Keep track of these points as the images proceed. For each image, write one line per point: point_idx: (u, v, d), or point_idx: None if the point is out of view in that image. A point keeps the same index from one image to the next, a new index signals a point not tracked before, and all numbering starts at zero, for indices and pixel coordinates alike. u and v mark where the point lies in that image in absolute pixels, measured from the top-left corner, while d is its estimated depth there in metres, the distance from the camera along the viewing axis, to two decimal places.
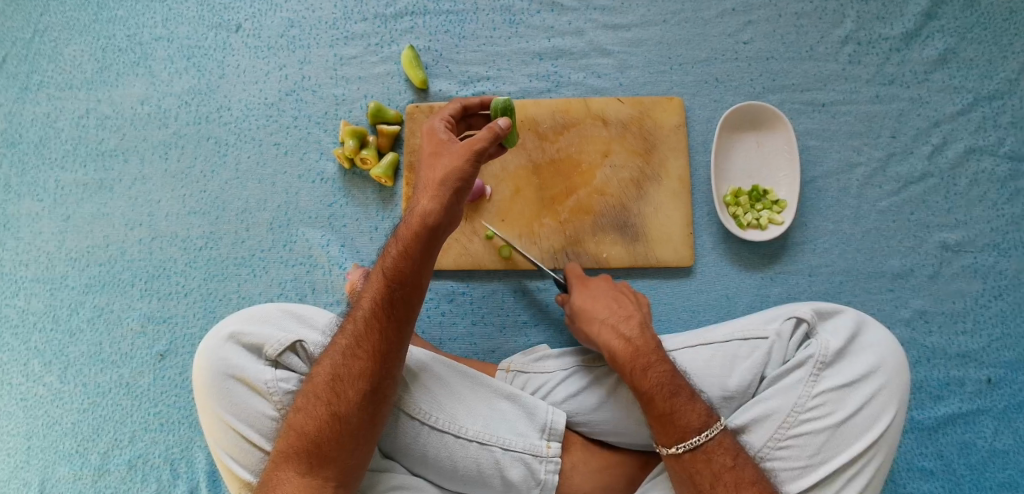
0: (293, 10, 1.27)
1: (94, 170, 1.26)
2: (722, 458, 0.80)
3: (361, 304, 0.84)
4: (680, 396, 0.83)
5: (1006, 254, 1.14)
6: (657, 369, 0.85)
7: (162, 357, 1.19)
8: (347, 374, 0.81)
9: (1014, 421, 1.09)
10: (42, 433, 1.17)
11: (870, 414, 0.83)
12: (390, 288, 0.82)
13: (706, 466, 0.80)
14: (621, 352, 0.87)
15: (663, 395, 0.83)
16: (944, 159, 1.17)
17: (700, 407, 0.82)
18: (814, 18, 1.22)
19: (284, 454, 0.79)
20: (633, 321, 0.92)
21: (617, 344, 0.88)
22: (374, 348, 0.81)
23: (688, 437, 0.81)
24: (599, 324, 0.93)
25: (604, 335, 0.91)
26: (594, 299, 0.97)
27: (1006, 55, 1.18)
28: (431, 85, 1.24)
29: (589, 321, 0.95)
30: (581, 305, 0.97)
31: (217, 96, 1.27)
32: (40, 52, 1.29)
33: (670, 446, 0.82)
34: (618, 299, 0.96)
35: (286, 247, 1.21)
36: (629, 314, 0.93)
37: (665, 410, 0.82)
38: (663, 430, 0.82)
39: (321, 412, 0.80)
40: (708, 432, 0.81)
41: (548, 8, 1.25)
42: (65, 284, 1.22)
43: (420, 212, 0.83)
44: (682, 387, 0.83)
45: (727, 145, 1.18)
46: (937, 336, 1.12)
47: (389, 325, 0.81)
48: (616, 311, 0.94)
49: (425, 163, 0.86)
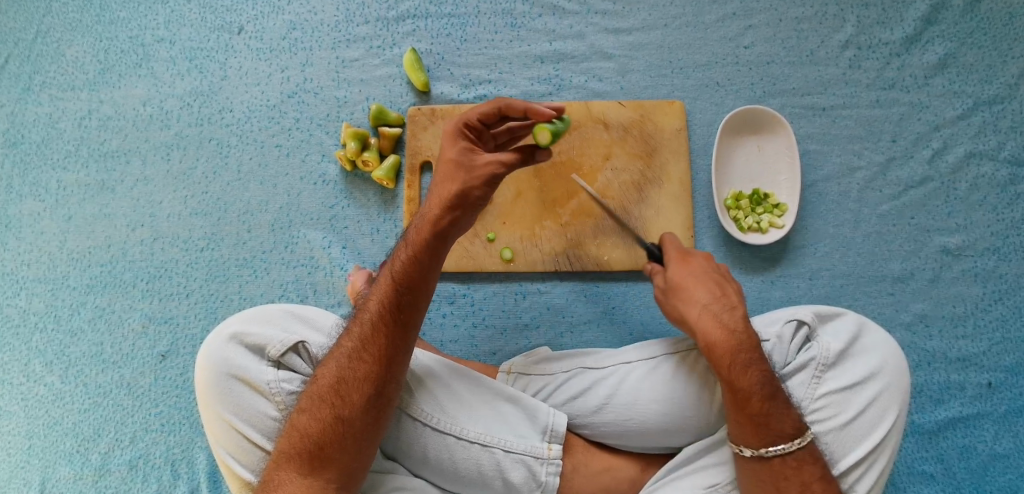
0: (295, 12, 1.28)
1: (96, 171, 1.26)
2: (811, 468, 0.79)
3: (368, 307, 0.84)
4: (777, 399, 0.80)
5: (1007, 258, 1.14)
6: (757, 369, 0.80)
7: (164, 358, 1.19)
8: (352, 377, 0.81)
9: (1014, 424, 1.09)
10: (43, 433, 1.17)
11: (873, 416, 0.84)
12: (397, 292, 0.82)
13: (795, 474, 0.79)
14: (722, 344, 0.81)
15: (761, 396, 0.79)
16: (945, 164, 1.17)
17: (794, 414, 0.80)
18: (814, 23, 1.22)
19: (285, 455, 0.79)
20: (736, 312, 0.85)
21: (717, 333, 0.82)
22: (379, 352, 0.81)
23: (779, 441, 0.79)
24: (699, 309, 0.85)
25: (704, 323, 0.83)
26: (696, 280, 0.88)
27: (1006, 60, 1.19)
28: (433, 87, 1.24)
29: (687, 303, 0.86)
30: (680, 283, 0.88)
31: (219, 98, 1.27)
32: (42, 52, 1.29)
33: (758, 448, 0.79)
34: (720, 284, 0.88)
35: (287, 249, 1.21)
36: (731, 303, 0.86)
37: (759, 412, 0.79)
38: (753, 430, 0.79)
39: (325, 415, 0.80)
40: (800, 440, 0.79)
41: (550, 11, 1.25)
42: (66, 284, 1.22)
43: (431, 220, 0.82)
44: (778, 389, 0.80)
45: (728, 149, 1.18)
46: (937, 340, 1.12)
47: (395, 329, 0.81)
48: (719, 298, 0.86)
49: (442, 170, 0.84)
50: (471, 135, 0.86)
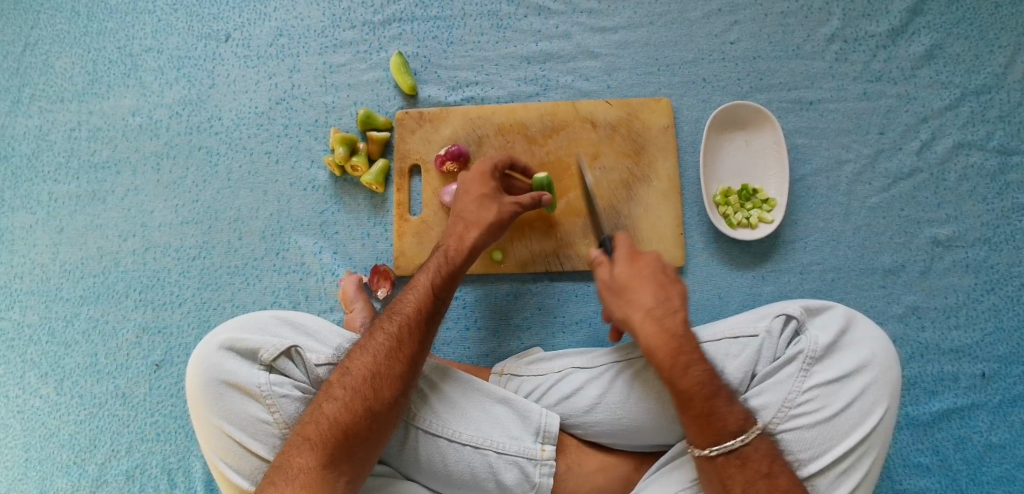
0: (282, 19, 1.28)
1: (87, 182, 1.26)
2: (757, 465, 0.78)
3: (403, 309, 0.90)
4: (718, 397, 0.80)
5: (998, 249, 1.14)
6: (697, 369, 0.82)
7: (158, 367, 1.19)
8: (387, 374, 0.84)
9: (1009, 414, 1.09)
10: (39, 445, 1.17)
11: (862, 408, 0.84)
12: (437, 301, 0.91)
13: (739, 471, 0.78)
14: (661, 350, 0.84)
15: (702, 396, 0.80)
16: (933, 154, 1.17)
17: (738, 410, 0.80)
18: (800, 17, 1.22)
19: (308, 441, 0.79)
20: (678, 316, 0.86)
21: (657, 339, 0.84)
22: (412, 354, 0.86)
23: (722, 439, 0.79)
24: (642, 314, 0.87)
25: (646, 328, 0.86)
26: (641, 280, 0.89)
27: (993, 49, 1.19)
28: (420, 91, 1.24)
29: (630, 304, 0.88)
30: (626, 283, 0.90)
31: (207, 106, 1.27)
32: (31, 65, 1.30)
33: (703, 448, 0.80)
34: (665, 287, 0.89)
35: (278, 255, 1.21)
36: (674, 306, 0.87)
37: (702, 412, 0.80)
38: (700, 430, 0.80)
39: (357, 406, 0.81)
40: (744, 437, 0.79)
41: (536, 12, 1.25)
42: (59, 296, 1.22)
43: (461, 237, 0.98)
44: (720, 388, 0.81)
45: (716, 145, 1.18)
46: (930, 331, 1.12)
47: (428, 335, 0.89)
48: (663, 302, 0.87)
49: (476, 201, 1.01)
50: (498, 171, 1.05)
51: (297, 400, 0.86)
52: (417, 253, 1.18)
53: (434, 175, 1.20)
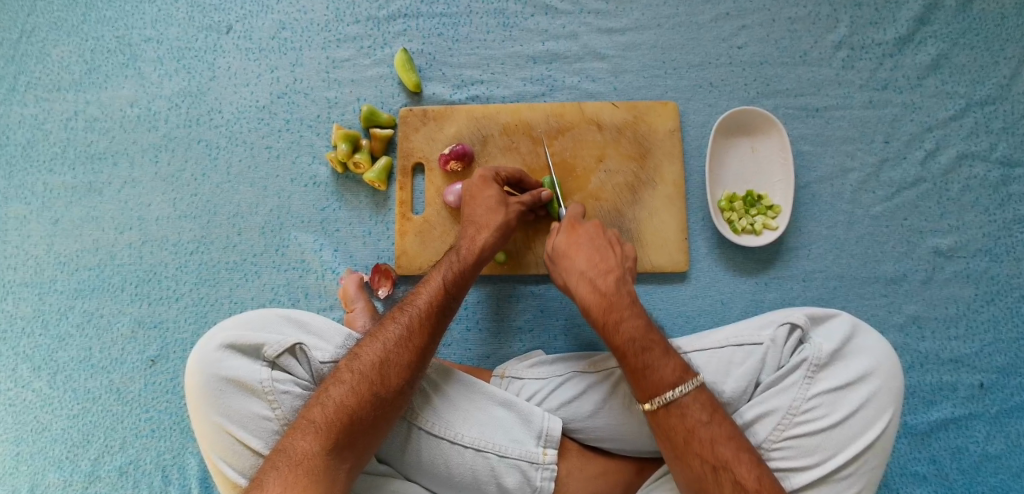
0: (284, 12, 1.26)
1: (83, 173, 1.24)
2: (696, 413, 0.79)
3: (415, 302, 0.89)
4: (651, 350, 0.83)
5: (999, 260, 1.15)
6: (630, 324, 0.84)
7: (153, 363, 1.18)
8: (395, 361, 0.83)
9: (1006, 425, 1.10)
10: (31, 439, 1.16)
11: (868, 415, 0.83)
12: (449, 297, 0.91)
13: (679, 422, 0.79)
14: (594, 309, 0.87)
15: (634, 351, 0.82)
16: (937, 165, 1.17)
17: (674, 363, 0.82)
18: (808, 23, 1.22)
19: (313, 425, 0.78)
20: (610, 277, 0.88)
21: (589, 299, 0.88)
22: (422, 345, 0.86)
23: (661, 392, 0.80)
24: (577, 277, 0.90)
25: (580, 288, 0.89)
26: (578, 248, 0.92)
27: (998, 60, 1.19)
28: (424, 88, 1.23)
29: (568, 271, 0.91)
30: (565, 251, 0.92)
31: (207, 99, 1.25)
32: (27, 52, 1.27)
33: (645, 402, 0.82)
34: (601, 251, 0.91)
35: (278, 252, 1.20)
36: (608, 268, 0.89)
37: (636, 367, 0.82)
38: (639, 386, 0.82)
39: (364, 390, 0.80)
40: (682, 387, 0.80)
41: (542, 11, 1.24)
42: (53, 288, 1.21)
43: (472, 238, 0.97)
44: (654, 344, 0.83)
45: (721, 151, 1.18)
46: (930, 341, 1.13)
47: (437, 332, 0.88)
48: (595, 265, 0.90)
49: (481, 197, 1.01)
50: (502, 178, 1.05)
51: (299, 397, 0.85)
52: (420, 252, 1.17)
53: (437, 174, 1.19)
